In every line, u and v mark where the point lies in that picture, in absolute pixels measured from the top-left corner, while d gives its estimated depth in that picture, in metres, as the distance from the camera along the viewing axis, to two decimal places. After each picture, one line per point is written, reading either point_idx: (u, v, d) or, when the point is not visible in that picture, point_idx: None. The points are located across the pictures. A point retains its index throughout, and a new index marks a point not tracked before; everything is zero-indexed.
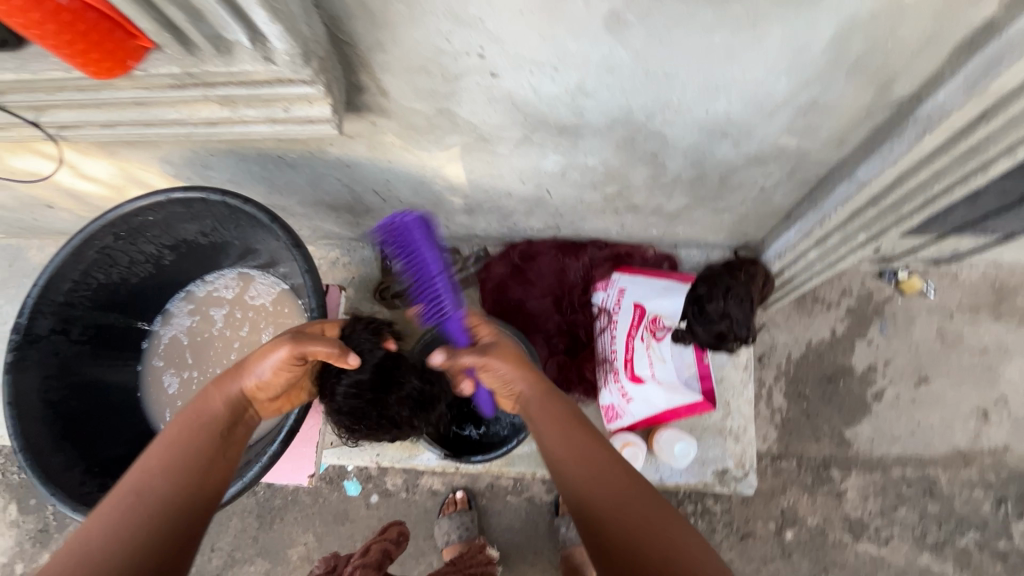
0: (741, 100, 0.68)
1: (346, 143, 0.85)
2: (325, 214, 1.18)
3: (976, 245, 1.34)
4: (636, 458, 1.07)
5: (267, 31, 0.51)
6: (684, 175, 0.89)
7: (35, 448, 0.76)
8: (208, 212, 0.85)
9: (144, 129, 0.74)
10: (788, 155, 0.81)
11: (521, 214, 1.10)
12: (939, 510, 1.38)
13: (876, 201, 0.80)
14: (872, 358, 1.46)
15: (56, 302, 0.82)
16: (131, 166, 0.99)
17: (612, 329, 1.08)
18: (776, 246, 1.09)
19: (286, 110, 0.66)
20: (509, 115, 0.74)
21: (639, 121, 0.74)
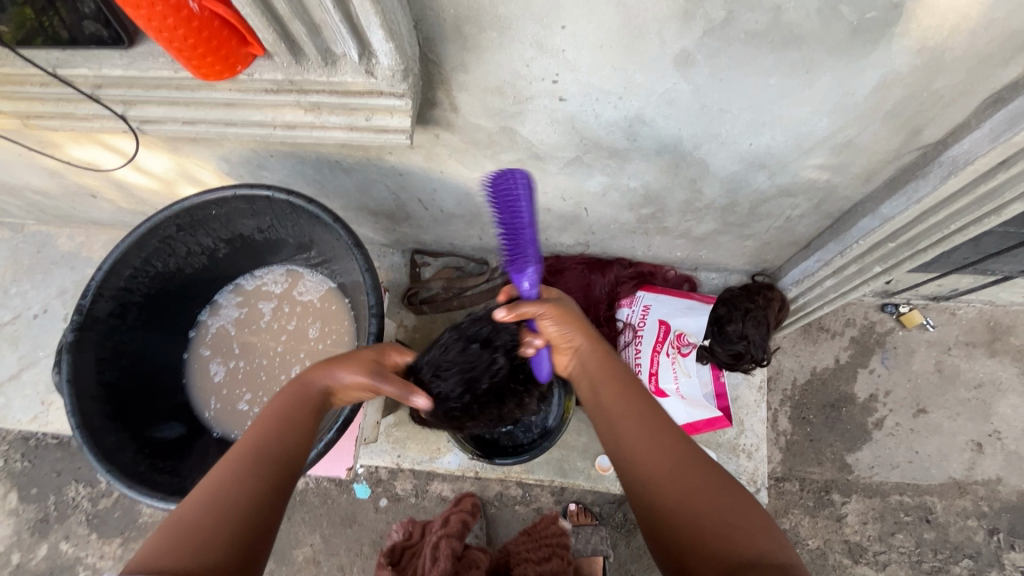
0: (783, 136, 0.74)
1: (405, 152, 0.90)
2: (364, 219, 1.22)
3: (974, 284, 1.42)
4: None
5: (377, 48, 0.57)
6: (717, 201, 0.96)
7: (92, 426, 0.78)
8: (270, 210, 0.89)
9: (224, 129, 0.79)
10: (817, 189, 0.87)
11: (554, 230, 1.16)
12: (935, 538, 1.42)
13: (896, 235, 0.87)
14: (873, 387, 1.52)
15: (117, 287, 0.85)
16: (188, 162, 1.03)
17: (637, 343, 1.14)
18: (794, 274, 1.15)
19: (368, 119, 0.71)
20: (567, 136, 0.80)
21: (686, 149, 0.80)
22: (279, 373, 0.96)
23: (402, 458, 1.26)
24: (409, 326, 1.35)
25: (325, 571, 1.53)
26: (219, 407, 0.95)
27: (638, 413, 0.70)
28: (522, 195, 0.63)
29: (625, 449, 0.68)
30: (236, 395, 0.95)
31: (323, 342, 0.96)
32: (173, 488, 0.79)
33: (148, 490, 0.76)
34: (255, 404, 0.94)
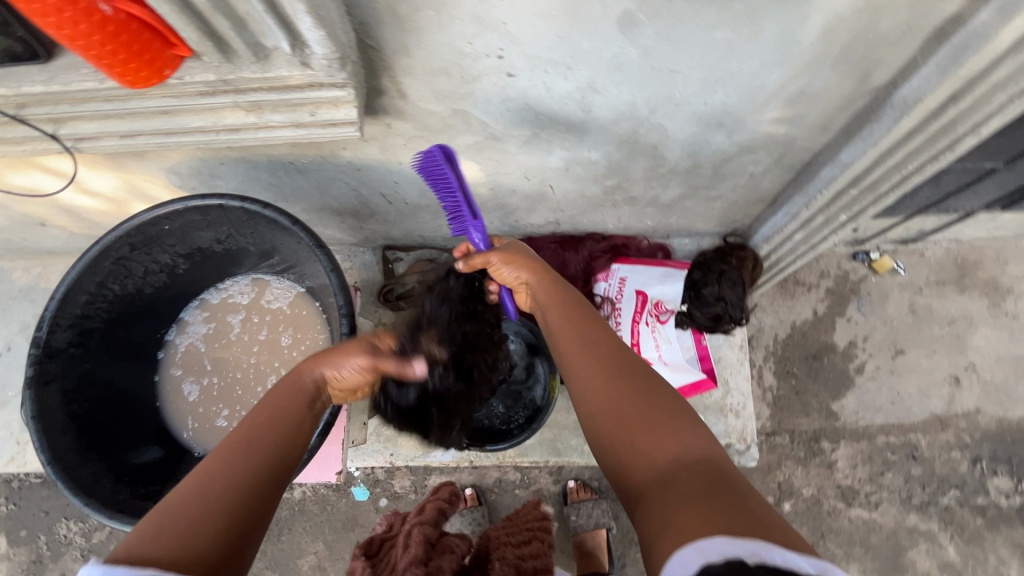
0: (736, 92, 0.73)
1: (360, 146, 0.88)
2: (329, 220, 1.19)
3: (940, 223, 1.44)
4: None
5: (308, 36, 0.54)
6: (680, 166, 0.95)
7: (63, 461, 0.76)
8: (225, 219, 0.86)
9: (165, 139, 0.75)
10: (776, 143, 0.87)
11: (523, 211, 1.14)
12: (922, 473, 1.47)
13: (857, 182, 0.87)
14: (852, 335, 1.55)
15: (74, 315, 0.82)
16: (135, 178, 0.99)
17: (617, 316, 1.15)
18: (764, 231, 1.16)
19: (313, 113, 0.69)
20: (521, 113, 0.79)
21: (642, 115, 0.79)
22: (256, 385, 0.94)
23: (395, 456, 1.25)
24: (388, 324, 1.33)
25: None
26: (198, 426, 0.93)
27: (574, 328, 0.71)
28: (444, 166, 0.78)
29: (571, 365, 0.69)
30: (214, 412, 0.93)
31: (297, 349, 0.94)
32: None
33: (130, 518, 0.74)
34: (234, 418, 0.93)
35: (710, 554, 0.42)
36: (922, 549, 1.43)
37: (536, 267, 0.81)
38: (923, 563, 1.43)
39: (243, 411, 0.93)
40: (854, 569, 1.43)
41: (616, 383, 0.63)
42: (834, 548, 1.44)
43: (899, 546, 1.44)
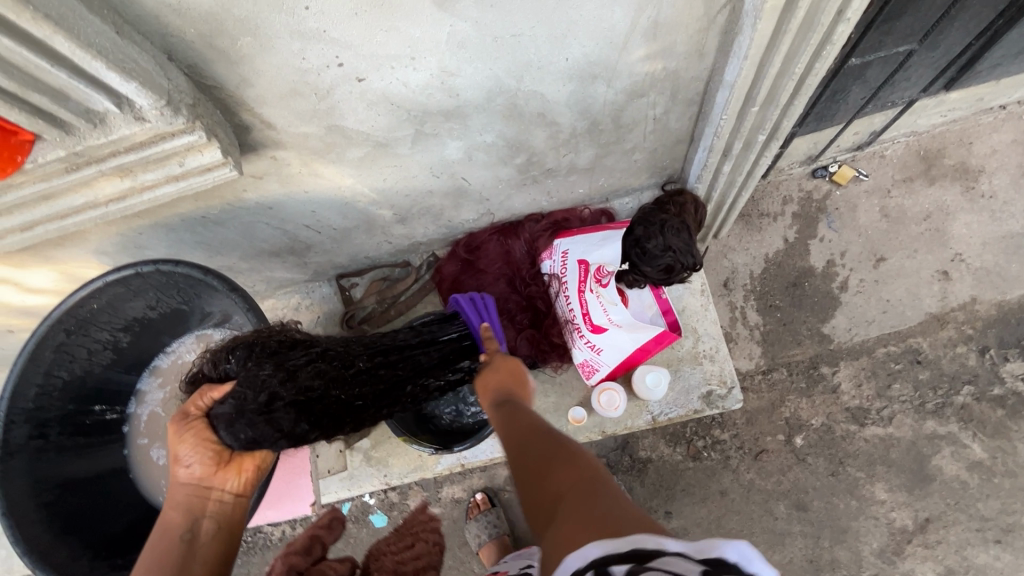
0: (589, 40, 0.73)
1: (259, 184, 0.89)
2: (271, 263, 1.21)
3: (887, 119, 1.40)
4: (614, 401, 1.13)
5: (126, 91, 0.56)
6: (579, 127, 0.94)
7: (40, 550, 0.78)
8: (148, 285, 0.88)
9: (62, 223, 0.77)
10: (661, 80, 0.86)
11: (450, 209, 1.14)
12: (930, 376, 1.41)
13: (752, 98, 0.85)
14: (828, 254, 1.51)
15: (27, 409, 0.85)
16: (69, 266, 1.02)
17: (565, 290, 1.13)
18: (694, 170, 1.14)
19: (182, 164, 0.70)
20: (394, 114, 0.79)
21: (511, 85, 0.79)
22: None
23: (386, 476, 1.25)
24: None
25: None
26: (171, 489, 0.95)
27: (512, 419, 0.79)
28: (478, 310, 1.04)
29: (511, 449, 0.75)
30: None
31: None
32: None
33: None
34: None
35: (591, 552, 0.49)
36: (947, 453, 1.38)
37: (515, 377, 0.89)
38: (950, 467, 1.37)
39: None
40: (881, 488, 1.38)
41: (532, 460, 0.70)
42: (856, 472, 1.39)
43: (922, 455, 1.38)
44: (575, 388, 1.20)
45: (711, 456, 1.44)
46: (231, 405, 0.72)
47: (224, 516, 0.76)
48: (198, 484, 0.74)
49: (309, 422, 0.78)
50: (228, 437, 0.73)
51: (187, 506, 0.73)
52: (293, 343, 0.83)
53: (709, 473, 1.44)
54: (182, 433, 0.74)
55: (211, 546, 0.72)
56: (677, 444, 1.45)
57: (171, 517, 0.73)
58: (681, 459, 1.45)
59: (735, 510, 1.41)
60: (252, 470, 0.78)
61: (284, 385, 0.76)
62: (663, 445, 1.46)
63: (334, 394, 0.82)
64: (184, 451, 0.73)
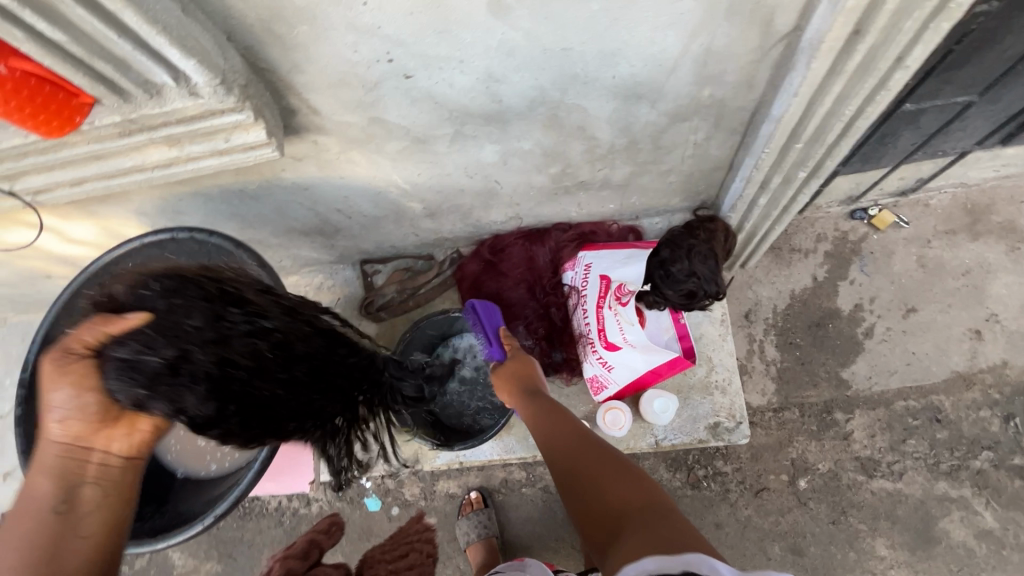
0: (638, 61, 0.72)
1: (297, 165, 0.91)
2: (300, 241, 1.24)
3: (935, 169, 1.36)
4: (619, 421, 1.11)
5: (184, 67, 0.58)
6: (617, 144, 0.93)
7: None
8: (181, 251, 0.91)
9: (108, 183, 0.80)
10: (706, 107, 0.85)
11: (480, 209, 1.15)
12: (948, 436, 1.37)
13: (797, 134, 0.83)
14: (857, 298, 1.47)
15: None
16: (110, 223, 1.06)
17: (583, 304, 1.13)
18: (729, 199, 1.13)
19: (227, 140, 0.72)
20: (436, 113, 0.80)
21: (555, 98, 0.79)
22: None
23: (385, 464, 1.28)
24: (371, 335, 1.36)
25: None
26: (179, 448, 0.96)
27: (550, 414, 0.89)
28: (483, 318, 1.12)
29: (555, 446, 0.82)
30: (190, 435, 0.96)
31: None
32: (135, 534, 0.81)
33: None
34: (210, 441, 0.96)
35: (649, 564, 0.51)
36: (957, 517, 1.33)
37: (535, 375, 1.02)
38: (958, 533, 1.33)
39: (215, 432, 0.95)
40: (882, 544, 1.35)
41: (585, 468, 0.73)
42: (858, 524, 1.36)
43: (929, 516, 1.34)
44: (581, 402, 1.19)
45: (710, 487, 1.42)
46: (136, 354, 0.64)
47: (107, 479, 0.70)
48: (74, 444, 0.68)
49: (216, 404, 0.67)
50: (114, 386, 0.65)
51: (63, 466, 0.68)
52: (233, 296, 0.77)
53: (706, 503, 1.42)
54: (58, 382, 0.66)
55: (94, 511, 0.68)
56: (677, 470, 1.44)
57: (40, 481, 0.67)
58: (680, 486, 1.43)
59: (728, 544, 1.39)
60: (141, 433, 0.71)
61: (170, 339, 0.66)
62: (663, 469, 1.45)
63: (195, 367, 0.66)
64: (55, 395, 0.66)
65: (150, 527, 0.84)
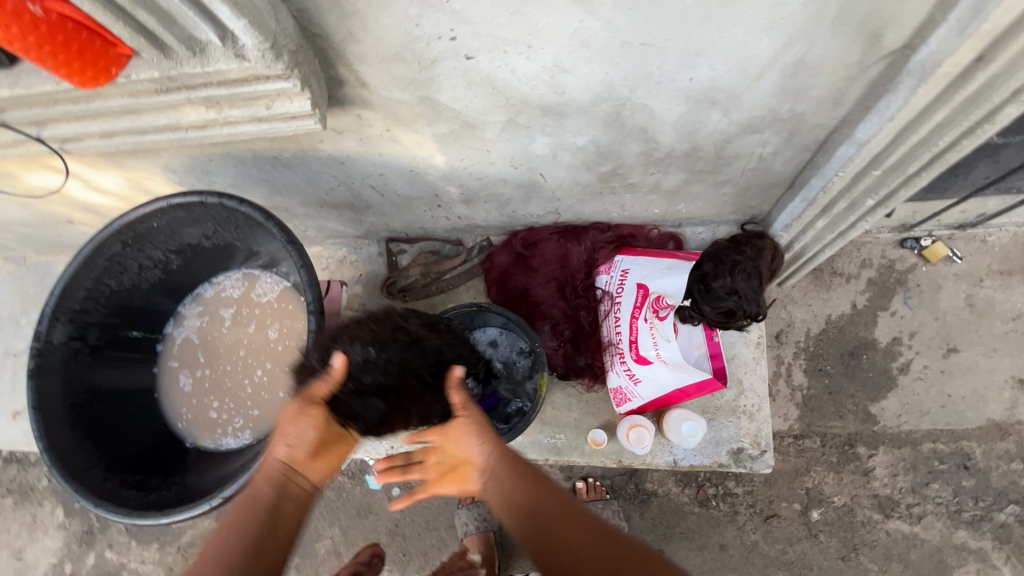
0: (723, 65, 0.66)
1: (336, 138, 0.86)
2: (328, 213, 1.20)
3: (1002, 205, 1.27)
4: (644, 439, 1.07)
5: (234, 26, 0.53)
6: (677, 149, 0.87)
7: (59, 449, 0.80)
8: (209, 215, 0.87)
9: (138, 138, 0.76)
10: (782, 120, 0.78)
11: (518, 200, 1.09)
12: (974, 485, 1.32)
13: (879, 161, 0.77)
14: (896, 330, 1.41)
15: (73, 309, 0.86)
16: (137, 176, 1.02)
17: (616, 311, 1.08)
18: (784, 218, 1.06)
19: (269, 107, 0.68)
20: (492, 98, 0.74)
21: (622, 95, 0.73)
22: (243, 377, 0.94)
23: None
24: None
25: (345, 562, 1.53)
26: (191, 417, 0.94)
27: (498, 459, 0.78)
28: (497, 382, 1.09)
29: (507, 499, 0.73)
30: (203, 404, 0.94)
31: (282, 343, 0.93)
32: (141, 504, 0.78)
33: (113, 507, 0.77)
34: (223, 411, 0.93)
35: None
36: (971, 568, 1.30)
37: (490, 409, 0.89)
38: None
39: (230, 403, 0.93)
40: None
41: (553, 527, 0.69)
42: (868, 563, 1.33)
43: (943, 563, 1.31)
44: (600, 410, 1.15)
45: (719, 506, 1.39)
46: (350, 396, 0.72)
47: (303, 503, 0.72)
48: (289, 471, 0.71)
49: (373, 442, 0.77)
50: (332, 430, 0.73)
51: (276, 484, 0.70)
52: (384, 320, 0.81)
53: (713, 523, 1.39)
54: (297, 423, 0.70)
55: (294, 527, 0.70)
56: (687, 486, 1.40)
57: (260, 489, 0.70)
58: (687, 502, 1.40)
59: (730, 566, 1.37)
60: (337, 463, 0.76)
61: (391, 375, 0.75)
62: (672, 483, 1.41)
63: (426, 400, 0.77)
64: (286, 427, 0.70)
65: (158, 499, 0.80)
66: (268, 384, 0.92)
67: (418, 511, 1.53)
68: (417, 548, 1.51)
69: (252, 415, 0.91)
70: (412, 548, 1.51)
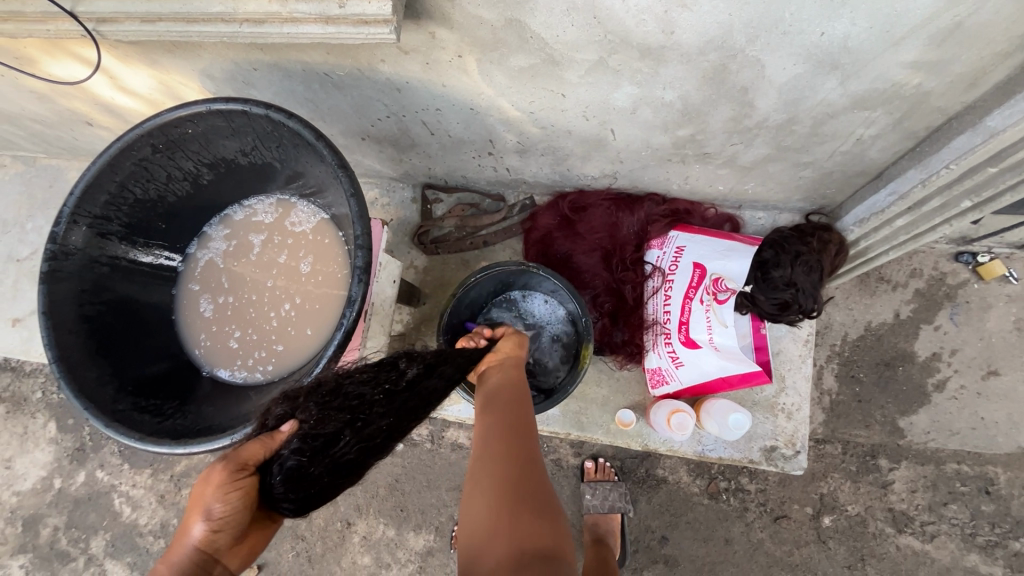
0: (868, 20, 0.58)
1: (400, 59, 0.77)
2: (367, 147, 1.11)
3: None
4: (686, 426, 0.99)
5: None
6: (771, 119, 0.79)
7: (70, 362, 0.74)
8: (251, 128, 0.78)
9: (183, 27, 0.68)
10: (903, 98, 0.70)
11: (577, 158, 1.01)
12: (993, 510, 1.30)
13: (1002, 156, 0.70)
14: (937, 346, 1.35)
15: (93, 214, 0.79)
16: (170, 79, 0.94)
17: (667, 289, 1.02)
18: (859, 211, 0.98)
19: (341, 6, 0.61)
20: (588, 31, 0.66)
21: (737, 44, 0.64)
22: (269, 310, 0.87)
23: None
24: (419, 267, 1.25)
25: (342, 511, 1.51)
26: (210, 344, 0.87)
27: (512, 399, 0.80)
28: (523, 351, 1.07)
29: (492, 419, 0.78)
30: (225, 333, 0.87)
31: (315, 278, 0.86)
32: (155, 428, 0.73)
33: (125, 429, 0.71)
34: (246, 342, 0.86)
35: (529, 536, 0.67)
36: None
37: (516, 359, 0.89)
38: None
39: (254, 334, 0.86)
40: None
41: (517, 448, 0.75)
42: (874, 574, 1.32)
43: None
44: (632, 390, 1.10)
45: (729, 501, 1.36)
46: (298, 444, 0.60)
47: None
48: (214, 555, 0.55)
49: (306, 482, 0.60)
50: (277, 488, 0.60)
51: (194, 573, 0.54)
52: (380, 380, 0.70)
53: (720, 516, 1.36)
54: (230, 486, 0.56)
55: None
56: (699, 476, 1.37)
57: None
58: (697, 492, 1.37)
59: (733, 561, 1.35)
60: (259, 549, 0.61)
61: (323, 459, 0.60)
62: (684, 472, 1.38)
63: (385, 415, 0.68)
64: (210, 498, 0.55)
65: (173, 427, 0.74)
66: (296, 320, 0.86)
67: (420, 469, 1.49)
68: (417, 505, 1.49)
69: (275, 351, 0.85)
70: (411, 505, 1.49)
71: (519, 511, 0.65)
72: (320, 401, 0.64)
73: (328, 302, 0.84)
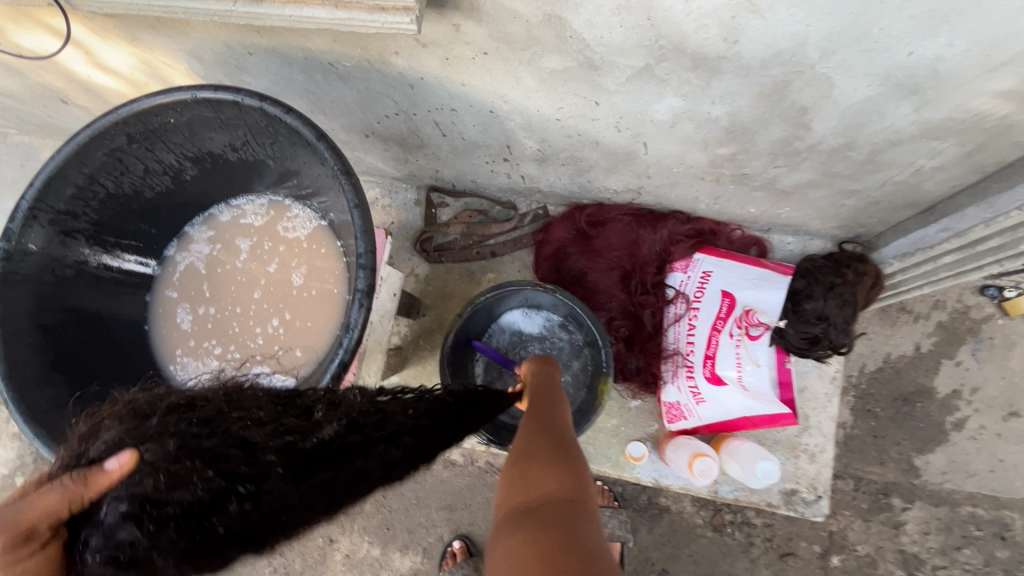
0: (968, 40, 0.50)
1: (416, 52, 0.68)
2: (370, 145, 1.02)
3: None
4: (710, 472, 0.91)
5: None
6: (825, 143, 0.71)
7: (20, 380, 0.64)
8: (242, 121, 0.69)
9: (169, 3, 0.60)
10: (981, 129, 0.63)
11: (601, 170, 0.93)
12: (1007, 556, 1.25)
13: None
14: (958, 382, 1.29)
15: (56, 210, 0.69)
16: (154, 58, 0.84)
17: (692, 318, 0.97)
18: (901, 244, 0.91)
19: None
20: (638, 34, 0.57)
21: (807, 60, 0.56)
22: (254, 326, 0.78)
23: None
24: (420, 276, 1.16)
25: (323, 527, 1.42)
26: (186, 361, 0.78)
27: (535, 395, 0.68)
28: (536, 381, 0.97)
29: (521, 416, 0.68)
30: (204, 348, 0.78)
31: (307, 293, 0.77)
32: None
33: None
34: (226, 360, 0.77)
35: None
36: None
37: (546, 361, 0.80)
38: None
39: (236, 352, 0.77)
40: None
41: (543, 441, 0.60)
42: None
43: None
44: (645, 422, 1.03)
45: (733, 534, 1.30)
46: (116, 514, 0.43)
47: None
48: None
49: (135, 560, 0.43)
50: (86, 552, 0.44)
51: None
52: (277, 426, 0.48)
53: (724, 551, 1.30)
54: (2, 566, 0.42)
55: None
56: (703, 508, 1.30)
57: None
58: (701, 524, 1.31)
59: None
60: None
61: (175, 527, 0.44)
62: (688, 502, 1.31)
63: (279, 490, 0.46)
64: None
65: None
66: (284, 338, 0.76)
67: (409, 485, 1.41)
68: (405, 524, 1.41)
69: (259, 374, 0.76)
70: (399, 523, 1.41)
71: (531, 457, 0.56)
72: (186, 437, 0.46)
73: (320, 321, 0.75)
